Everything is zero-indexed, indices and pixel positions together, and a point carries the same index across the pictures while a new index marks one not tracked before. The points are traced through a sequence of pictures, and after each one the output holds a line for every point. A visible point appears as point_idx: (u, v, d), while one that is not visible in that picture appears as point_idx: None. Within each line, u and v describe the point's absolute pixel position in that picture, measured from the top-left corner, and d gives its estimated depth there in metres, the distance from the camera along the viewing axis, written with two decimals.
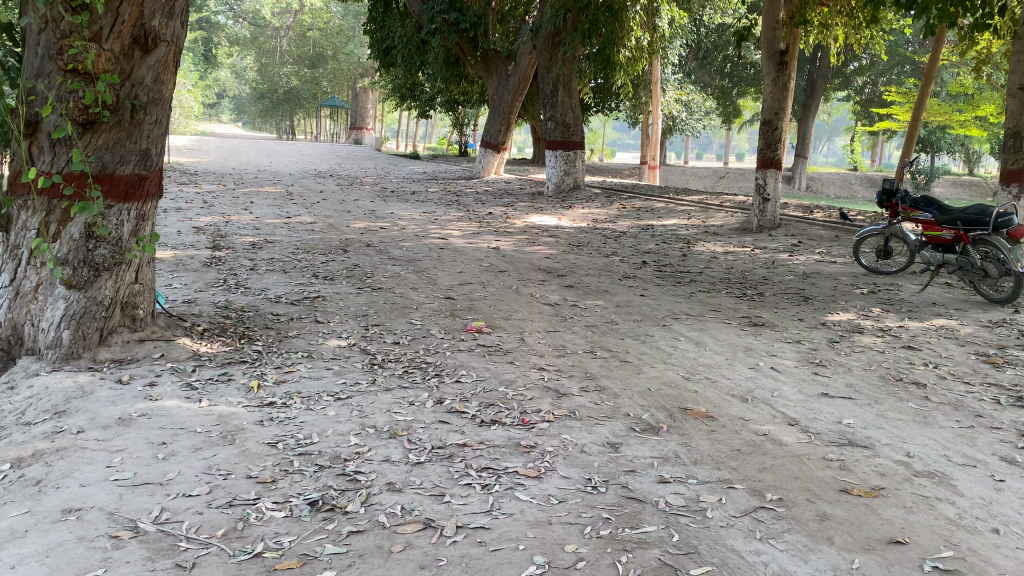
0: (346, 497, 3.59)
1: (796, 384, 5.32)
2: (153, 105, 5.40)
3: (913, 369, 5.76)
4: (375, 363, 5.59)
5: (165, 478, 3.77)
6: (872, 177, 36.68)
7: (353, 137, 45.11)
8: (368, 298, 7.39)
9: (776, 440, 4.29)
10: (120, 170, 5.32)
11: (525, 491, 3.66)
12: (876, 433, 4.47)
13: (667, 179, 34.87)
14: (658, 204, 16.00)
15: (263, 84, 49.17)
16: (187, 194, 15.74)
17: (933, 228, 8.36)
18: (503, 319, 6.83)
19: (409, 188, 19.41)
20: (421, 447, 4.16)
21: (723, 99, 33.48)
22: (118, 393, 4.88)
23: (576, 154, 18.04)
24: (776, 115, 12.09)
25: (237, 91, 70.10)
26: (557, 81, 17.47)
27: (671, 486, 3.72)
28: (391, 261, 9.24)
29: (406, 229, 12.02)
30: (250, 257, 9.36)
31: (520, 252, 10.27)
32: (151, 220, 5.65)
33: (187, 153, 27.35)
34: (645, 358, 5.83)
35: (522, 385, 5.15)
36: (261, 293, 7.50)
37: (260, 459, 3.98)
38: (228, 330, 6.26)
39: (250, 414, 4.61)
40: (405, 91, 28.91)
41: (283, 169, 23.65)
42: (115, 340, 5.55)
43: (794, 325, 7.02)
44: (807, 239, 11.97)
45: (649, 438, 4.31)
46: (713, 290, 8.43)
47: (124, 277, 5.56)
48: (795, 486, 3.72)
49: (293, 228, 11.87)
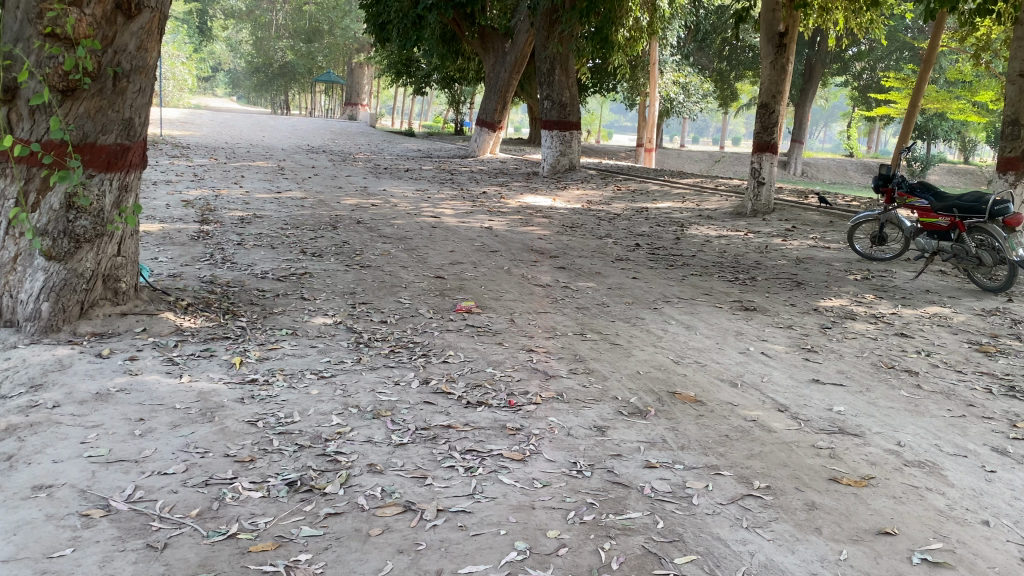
0: (325, 478, 3.51)
1: (787, 370, 5.25)
2: (137, 74, 5.28)
3: (906, 357, 5.69)
4: (361, 341, 5.50)
5: (141, 455, 3.69)
6: (868, 164, 36.63)
7: (347, 113, 44.76)
8: (357, 276, 7.29)
9: (765, 426, 4.22)
10: (103, 139, 5.21)
11: (508, 475, 3.58)
12: (866, 421, 4.41)
13: (662, 163, 34.72)
14: (653, 186, 15.89)
15: (258, 58, 48.76)
16: (178, 168, 15.57)
17: (929, 215, 8.28)
18: (493, 300, 6.73)
19: (402, 166, 19.25)
20: (405, 428, 4.08)
21: (721, 82, 33.24)
22: (97, 367, 4.79)
23: (572, 135, 17.88)
24: (774, 99, 11.99)
25: (230, 66, 69.41)
26: (554, 59, 17.22)
27: (657, 471, 3.65)
28: (381, 239, 9.13)
29: (397, 207, 11.89)
30: (238, 232, 9.23)
31: (513, 233, 10.17)
32: (134, 191, 5.55)
33: (178, 126, 27.11)
34: (635, 341, 5.75)
35: (510, 366, 5.07)
36: (247, 269, 7.38)
37: (239, 438, 3.89)
38: (212, 305, 6.16)
39: (231, 391, 4.52)
40: (400, 68, 28.64)
41: (275, 144, 23.45)
42: (96, 314, 5.45)
43: (787, 310, 6.94)
44: (801, 224, 11.89)
45: (637, 422, 4.24)
46: (705, 274, 8.35)
47: (106, 249, 5.45)
48: (784, 474, 3.65)
49: (283, 203, 11.74)
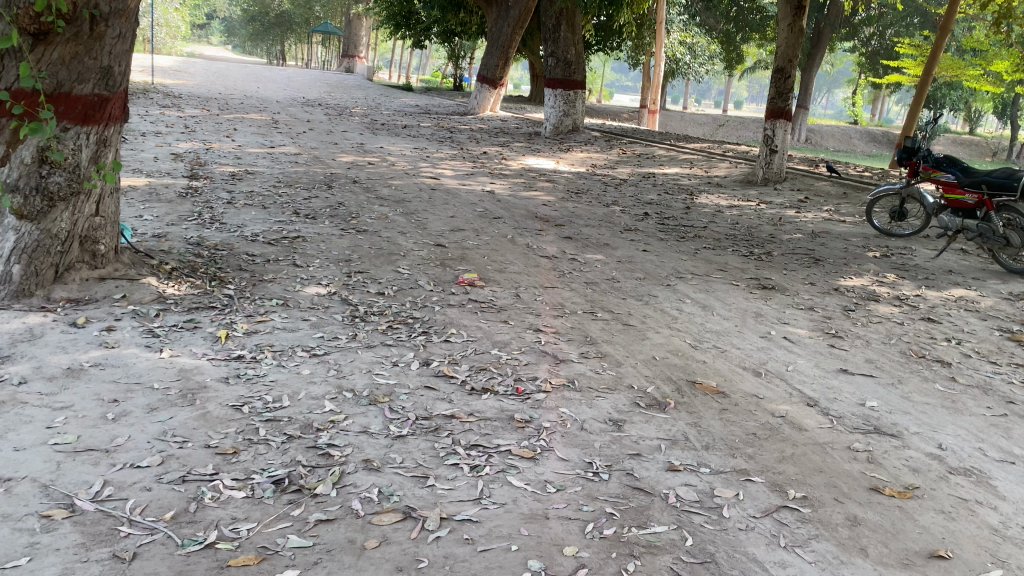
0: (316, 476, 3.16)
1: (812, 358, 4.91)
2: (116, 18, 4.86)
3: (936, 345, 5.35)
4: (357, 315, 5.14)
5: (112, 444, 3.33)
6: (871, 132, 36.13)
7: (346, 66, 43.73)
8: (352, 242, 6.89)
9: (796, 424, 3.90)
10: (78, 89, 4.78)
11: (518, 476, 3.25)
12: (902, 419, 4.08)
13: (665, 125, 34.14)
14: (659, 151, 15.43)
15: (255, 7, 47.78)
16: (169, 118, 15.07)
17: (955, 191, 7.91)
18: (496, 272, 6.36)
19: (400, 122, 18.73)
20: (404, 417, 3.73)
21: (727, 44, 32.44)
22: (71, 338, 4.42)
23: (576, 94, 17.35)
24: (791, 63, 11.50)
25: (227, 14, 67.87)
26: (560, 15, 16.62)
27: (681, 476, 3.32)
28: (378, 201, 8.72)
29: (395, 166, 11.46)
30: (228, 189, 8.81)
31: (516, 197, 9.77)
32: (113, 146, 5.13)
33: (172, 75, 26.36)
34: (649, 322, 5.38)
35: (516, 347, 4.72)
36: (236, 231, 6.97)
37: (222, 426, 3.55)
38: (199, 270, 5.78)
39: (215, 369, 4.17)
40: (400, 20, 27.88)
41: (271, 95, 22.83)
42: (72, 278, 5.06)
43: (806, 290, 6.58)
44: (814, 195, 11.50)
45: (656, 416, 3.90)
46: (718, 247, 7.97)
47: (82, 209, 5.05)
48: (821, 482, 3.33)
49: (277, 159, 11.30)
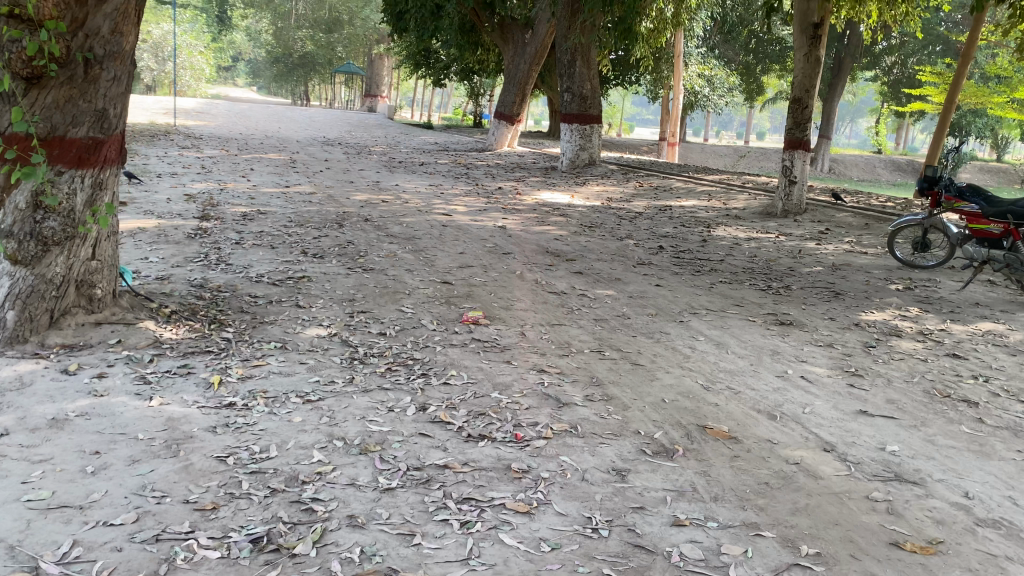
0: (296, 534, 3.00)
1: (830, 399, 4.68)
2: (111, 60, 4.82)
3: (962, 383, 5.09)
4: (355, 358, 4.99)
5: (87, 500, 3.18)
6: (896, 161, 35.73)
7: (367, 105, 44.16)
8: (358, 281, 6.78)
9: (811, 471, 3.68)
10: (73, 132, 4.72)
11: (511, 534, 3.06)
12: (926, 465, 3.83)
13: (685, 157, 34.02)
14: (677, 183, 15.27)
15: (279, 49, 48.60)
16: (187, 159, 15.18)
17: (979, 221, 7.67)
18: (503, 309, 6.20)
19: (418, 159, 18.76)
20: (395, 468, 3.55)
21: (747, 75, 32.37)
22: (60, 386, 4.30)
23: (593, 128, 17.28)
24: (808, 93, 11.32)
25: (252, 56, 69.15)
26: (575, 51, 16.63)
27: (686, 531, 3.11)
28: (388, 239, 8.61)
29: (409, 203, 11.39)
30: (238, 229, 8.76)
31: (528, 232, 9.65)
32: (110, 189, 5.06)
33: (195, 116, 26.71)
34: (659, 362, 5.18)
35: (519, 391, 4.53)
36: (242, 271, 6.88)
37: (205, 479, 3.39)
38: (199, 313, 5.67)
39: (204, 418, 4.02)
40: (419, 58, 28.14)
41: (291, 135, 23.03)
42: (67, 323, 4.96)
43: (825, 325, 6.35)
44: (835, 226, 11.26)
45: (662, 465, 3.69)
46: (734, 281, 7.77)
47: (78, 253, 4.96)
48: (836, 536, 3.10)
49: (290, 198, 11.27)
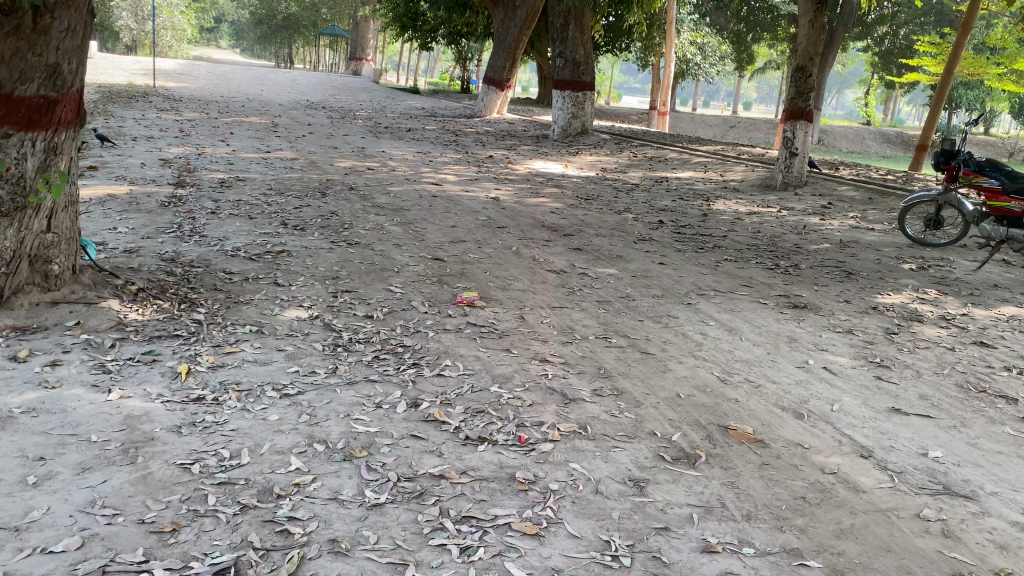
0: (269, 565, 2.57)
1: (859, 394, 4.28)
2: (64, 8, 4.28)
3: (996, 376, 4.71)
4: (339, 345, 4.53)
5: (25, 520, 2.73)
6: (886, 133, 35.47)
7: (352, 68, 43.00)
8: (342, 256, 6.30)
9: (850, 483, 3.28)
10: (20, 90, 4.22)
11: (518, 563, 2.64)
12: (975, 475, 3.44)
13: (675, 127, 33.49)
14: (672, 153, 14.81)
15: (262, 10, 47.35)
16: (164, 121, 14.54)
17: (999, 199, 7.30)
18: (499, 290, 5.75)
19: (405, 125, 18.16)
20: (383, 478, 3.13)
21: (738, 43, 31.73)
22: (6, 376, 3.83)
23: (586, 95, 16.71)
24: (812, 61, 10.83)
25: (234, 16, 67.44)
26: (568, 14, 15.99)
27: (719, 560, 2.70)
28: (374, 209, 8.13)
29: (396, 172, 10.87)
30: (214, 198, 8.22)
31: (522, 204, 9.17)
32: (67, 155, 4.55)
33: (175, 78, 25.81)
34: (671, 350, 4.76)
35: (520, 383, 4.10)
36: (216, 244, 6.39)
37: (166, 492, 2.95)
38: (168, 291, 5.18)
39: (169, 416, 3.56)
40: (406, 20, 27.25)
41: (273, 98, 22.25)
42: (19, 303, 4.45)
43: (841, 309, 5.95)
44: (838, 200, 10.86)
45: (684, 474, 3.28)
46: (741, 259, 7.37)
47: (30, 225, 4.45)
48: (889, 566, 2.72)
49: (270, 164, 10.71)
